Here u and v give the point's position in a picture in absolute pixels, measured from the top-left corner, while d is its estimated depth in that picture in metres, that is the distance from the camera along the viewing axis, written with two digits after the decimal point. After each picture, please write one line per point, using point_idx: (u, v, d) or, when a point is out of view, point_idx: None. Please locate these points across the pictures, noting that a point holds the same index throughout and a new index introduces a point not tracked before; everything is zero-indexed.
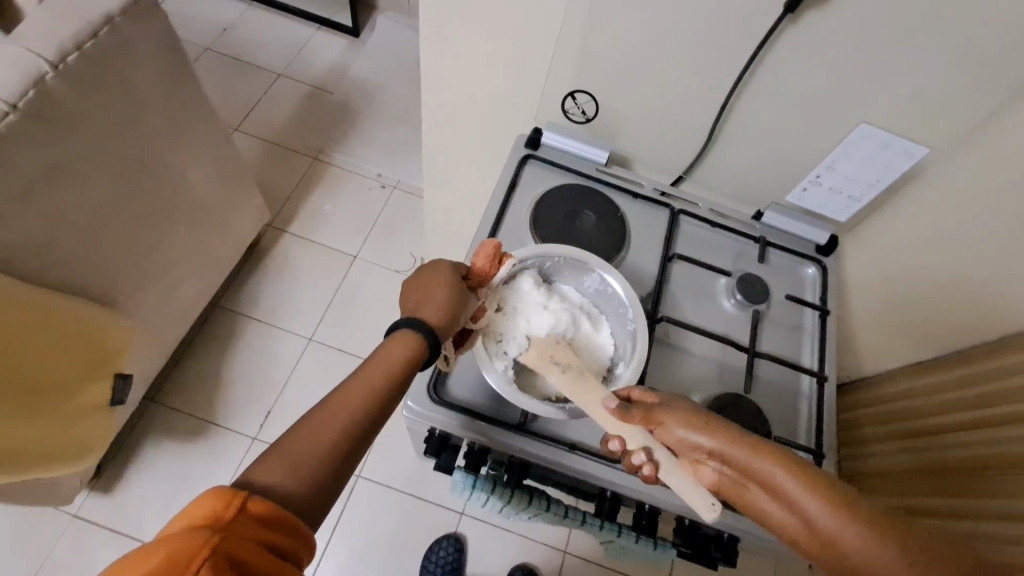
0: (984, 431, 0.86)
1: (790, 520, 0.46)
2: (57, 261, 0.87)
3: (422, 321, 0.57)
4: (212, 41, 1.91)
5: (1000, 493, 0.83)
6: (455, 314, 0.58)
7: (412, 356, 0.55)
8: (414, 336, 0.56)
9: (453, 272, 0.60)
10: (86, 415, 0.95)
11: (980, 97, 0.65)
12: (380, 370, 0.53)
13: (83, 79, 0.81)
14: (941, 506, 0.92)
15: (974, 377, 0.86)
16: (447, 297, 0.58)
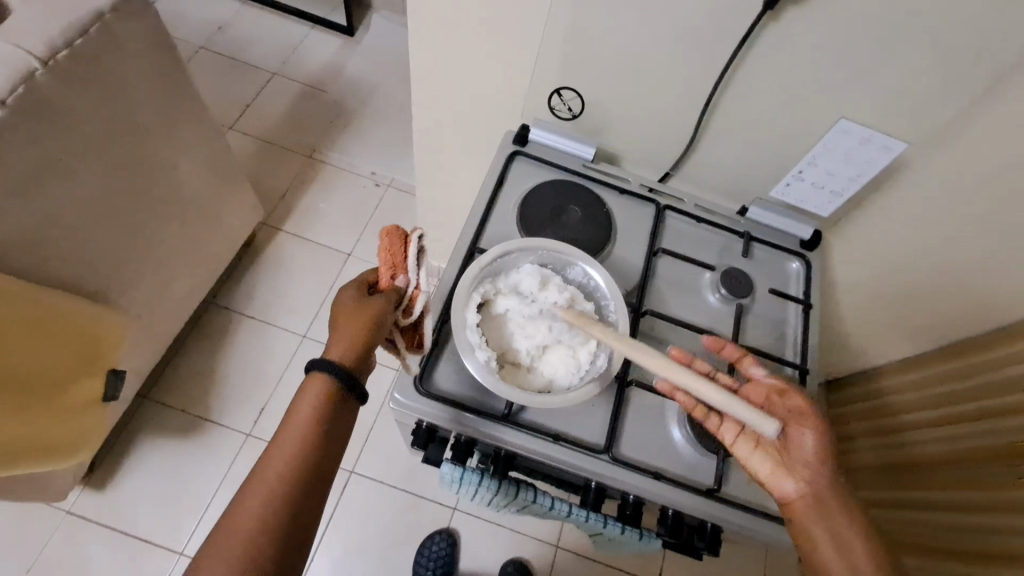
0: (950, 428, 0.92)
1: (808, 507, 0.62)
2: (48, 256, 0.88)
3: (331, 356, 0.58)
4: (206, 40, 1.91)
5: (962, 484, 0.89)
6: (368, 331, 0.58)
7: (326, 396, 0.56)
8: (318, 382, 0.56)
9: (353, 299, 0.60)
10: (78, 410, 0.96)
11: (956, 92, 0.67)
12: (299, 425, 0.55)
13: (73, 75, 0.82)
14: (913, 498, 0.98)
15: (949, 375, 0.93)
16: (353, 323, 0.58)
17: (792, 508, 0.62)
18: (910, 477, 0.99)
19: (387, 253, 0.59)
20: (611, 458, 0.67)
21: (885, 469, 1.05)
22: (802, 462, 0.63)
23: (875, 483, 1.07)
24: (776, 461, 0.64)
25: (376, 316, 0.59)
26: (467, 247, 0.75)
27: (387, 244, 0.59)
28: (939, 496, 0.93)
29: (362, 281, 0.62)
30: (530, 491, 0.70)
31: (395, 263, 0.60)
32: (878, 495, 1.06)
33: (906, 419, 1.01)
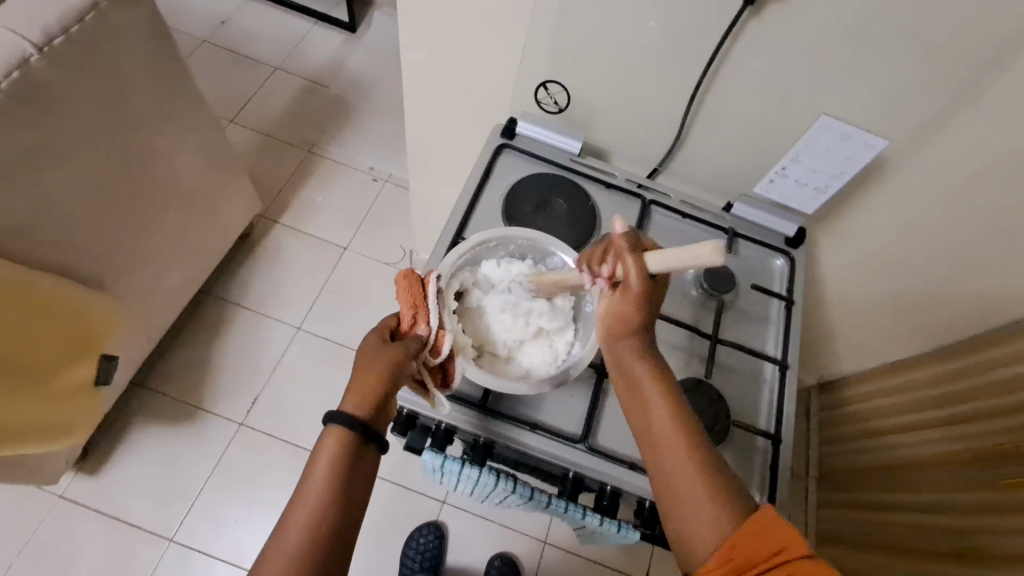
0: (944, 428, 0.97)
1: (664, 459, 0.52)
2: (40, 239, 0.89)
3: (348, 408, 0.55)
4: (210, 34, 1.94)
5: (950, 486, 0.92)
6: (388, 378, 0.57)
7: (342, 450, 0.54)
8: (334, 433, 0.54)
9: (377, 344, 0.59)
10: (68, 393, 0.97)
11: (935, 89, 0.67)
12: (318, 480, 0.52)
13: (67, 62, 0.83)
14: (900, 500, 1.01)
15: (946, 377, 0.98)
16: (372, 371, 0.56)
17: (653, 457, 0.53)
18: (894, 477, 1.04)
19: (409, 296, 0.61)
20: (587, 447, 0.68)
21: (876, 470, 1.10)
22: (659, 406, 0.54)
23: (868, 485, 1.11)
24: (635, 403, 0.56)
25: (397, 362, 0.58)
26: (450, 237, 0.76)
27: (408, 288, 0.61)
28: (920, 496, 0.97)
29: (386, 327, 0.61)
30: (510, 481, 0.68)
31: (416, 303, 0.61)
32: (868, 496, 1.10)
33: (896, 420, 1.07)
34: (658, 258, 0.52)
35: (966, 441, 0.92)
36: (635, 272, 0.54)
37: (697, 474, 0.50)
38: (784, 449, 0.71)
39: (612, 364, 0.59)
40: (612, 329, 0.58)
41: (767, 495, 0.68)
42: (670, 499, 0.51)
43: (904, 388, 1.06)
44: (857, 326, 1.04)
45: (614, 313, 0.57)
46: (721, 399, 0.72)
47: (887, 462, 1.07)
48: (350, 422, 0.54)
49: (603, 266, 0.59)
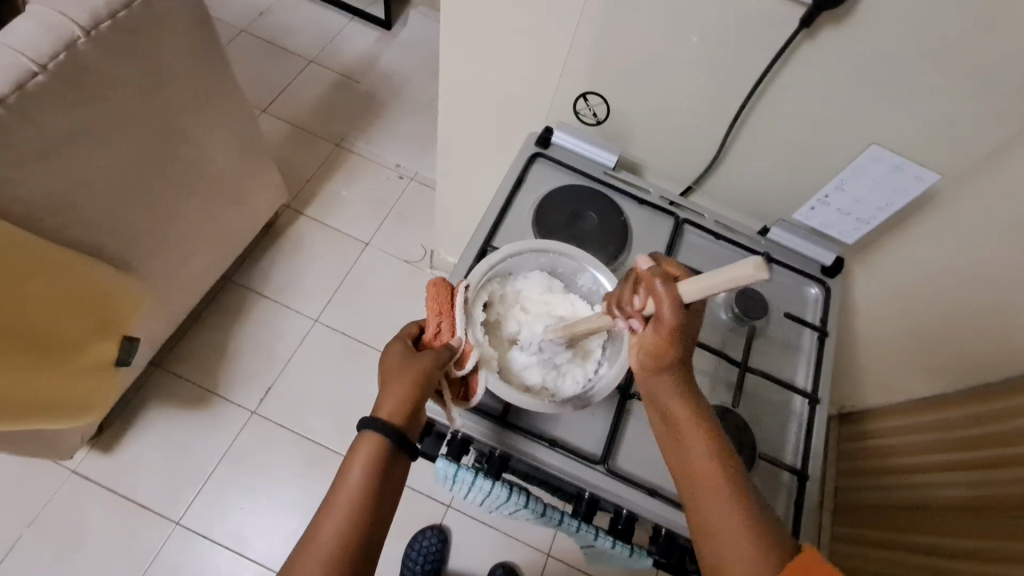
0: (965, 473, 0.93)
1: (701, 491, 0.52)
2: (74, 220, 0.91)
3: (383, 412, 0.56)
4: (247, 24, 1.96)
5: (964, 533, 0.89)
6: (419, 385, 0.57)
7: (374, 462, 0.54)
8: (367, 446, 0.54)
9: (403, 356, 0.59)
10: (90, 373, 0.98)
11: (995, 126, 0.64)
12: (348, 493, 0.53)
13: (113, 46, 0.84)
14: (908, 540, 0.99)
15: (977, 417, 0.94)
16: (404, 375, 0.57)
17: (689, 494, 0.53)
18: (914, 517, 1.00)
19: (434, 304, 0.62)
20: (606, 470, 0.66)
21: (896, 509, 1.06)
22: (694, 439, 0.54)
23: (884, 523, 1.07)
24: (670, 438, 0.56)
25: (427, 369, 0.58)
26: (480, 245, 0.75)
27: (433, 294, 0.62)
28: (938, 541, 0.93)
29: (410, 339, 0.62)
30: (523, 495, 0.67)
31: (441, 310, 0.62)
32: (883, 534, 1.06)
33: (922, 460, 1.02)
34: (691, 287, 0.47)
35: (988, 487, 0.88)
36: (668, 301, 0.50)
37: (735, 509, 0.50)
38: (810, 486, 0.69)
39: (646, 395, 0.58)
40: (644, 364, 0.56)
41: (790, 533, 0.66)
42: (705, 531, 0.51)
43: (935, 427, 1.01)
44: (889, 362, 1.00)
45: (647, 347, 0.55)
46: (747, 430, 0.70)
47: (908, 501, 1.02)
48: (385, 425, 0.55)
49: (637, 298, 0.54)
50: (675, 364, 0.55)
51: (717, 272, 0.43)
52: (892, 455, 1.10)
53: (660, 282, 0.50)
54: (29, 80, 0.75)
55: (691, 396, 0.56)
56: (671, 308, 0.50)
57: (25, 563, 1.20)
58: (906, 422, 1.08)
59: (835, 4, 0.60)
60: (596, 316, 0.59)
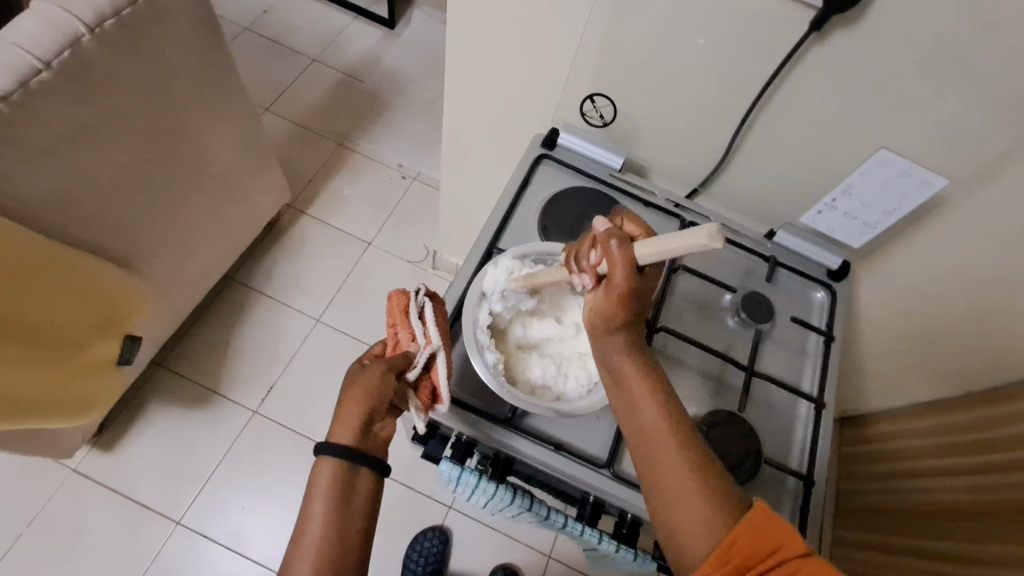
0: (970, 478, 0.92)
1: (651, 452, 0.51)
2: (77, 218, 0.90)
3: (335, 432, 0.57)
4: (251, 22, 1.95)
5: (965, 538, 0.89)
6: (367, 395, 0.57)
7: (337, 482, 0.54)
8: (318, 501, 0.53)
9: (354, 371, 0.60)
10: (92, 371, 0.98)
11: (1005, 132, 0.64)
12: (312, 534, 0.52)
13: (117, 43, 0.84)
14: (909, 546, 0.98)
15: (982, 422, 0.93)
16: (352, 388, 0.58)
17: (641, 453, 0.52)
18: (917, 522, 0.99)
19: (390, 315, 0.64)
20: (611, 474, 0.65)
21: (898, 513, 1.05)
22: (644, 397, 0.54)
23: (886, 527, 1.06)
24: (622, 397, 0.55)
25: (377, 376, 0.59)
26: (484, 247, 0.75)
27: (389, 307, 0.64)
28: (940, 545, 0.92)
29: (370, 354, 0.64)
30: (527, 498, 0.67)
31: (395, 320, 0.64)
32: (884, 538, 1.05)
33: (927, 464, 1.01)
34: (648, 249, 0.49)
35: (992, 493, 0.87)
36: (622, 264, 0.51)
37: (683, 466, 0.50)
38: (815, 491, 0.68)
39: (598, 357, 0.58)
40: (597, 324, 0.56)
41: None
42: (655, 493, 0.50)
43: (940, 431, 1.01)
44: (894, 367, 1.00)
45: (599, 306, 0.55)
46: (754, 435, 0.69)
47: (911, 506, 1.02)
48: (333, 449, 0.55)
49: (592, 257, 0.57)
50: (627, 323, 0.55)
51: (671, 237, 0.46)
52: (894, 459, 1.10)
53: (615, 243, 0.52)
54: (33, 78, 0.75)
55: (639, 355, 0.56)
56: (624, 270, 0.51)
57: (26, 561, 1.20)
58: (909, 426, 1.07)
59: (845, 7, 0.60)
60: (555, 270, 0.61)
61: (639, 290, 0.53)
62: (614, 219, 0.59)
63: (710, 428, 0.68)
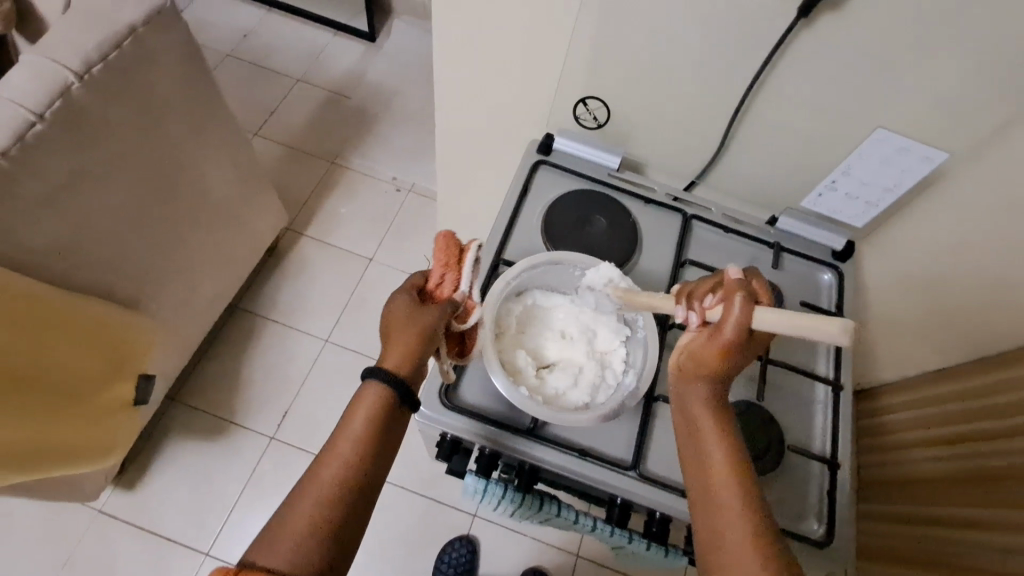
0: (987, 444, 0.91)
1: (711, 485, 0.50)
2: (82, 263, 0.90)
3: (382, 368, 0.54)
4: (232, 47, 1.95)
5: (990, 503, 0.88)
6: (424, 344, 0.54)
7: (381, 406, 0.52)
8: (338, 456, 0.50)
9: (411, 315, 0.55)
10: (111, 414, 0.98)
11: (1000, 103, 0.64)
12: (351, 433, 0.51)
13: (107, 88, 0.85)
14: (933, 515, 0.97)
15: (989, 387, 0.93)
16: (407, 333, 0.54)
17: (699, 481, 0.51)
18: (937, 489, 0.98)
19: (441, 254, 0.55)
20: (638, 475, 0.66)
21: (919, 483, 1.03)
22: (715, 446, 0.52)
23: (902, 497, 1.06)
24: (690, 434, 0.54)
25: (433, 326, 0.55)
26: (491, 259, 0.75)
27: (441, 245, 0.55)
28: (962, 511, 0.92)
29: (412, 287, 0.57)
30: (556, 505, 0.70)
31: (447, 261, 0.56)
32: (902, 508, 1.05)
33: (942, 432, 1.00)
34: (770, 318, 0.46)
35: (1010, 458, 0.87)
36: (735, 320, 0.49)
37: (743, 526, 0.47)
38: (842, 474, 0.69)
39: (676, 399, 0.57)
40: (688, 364, 0.55)
41: (826, 525, 0.66)
42: (706, 510, 0.49)
43: (952, 398, 0.99)
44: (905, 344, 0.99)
45: (696, 353, 0.54)
46: (774, 423, 0.69)
47: (928, 474, 1.01)
48: (386, 383, 0.52)
49: (707, 301, 0.54)
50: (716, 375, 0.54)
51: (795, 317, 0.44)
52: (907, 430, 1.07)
53: (740, 294, 0.49)
54: (29, 130, 0.77)
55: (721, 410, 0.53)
56: (736, 323, 0.49)
57: None
58: (918, 395, 1.05)
59: None
60: (664, 300, 0.59)
61: (746, 348, 0.51)
62: (750, 270, 0.54)
63: None
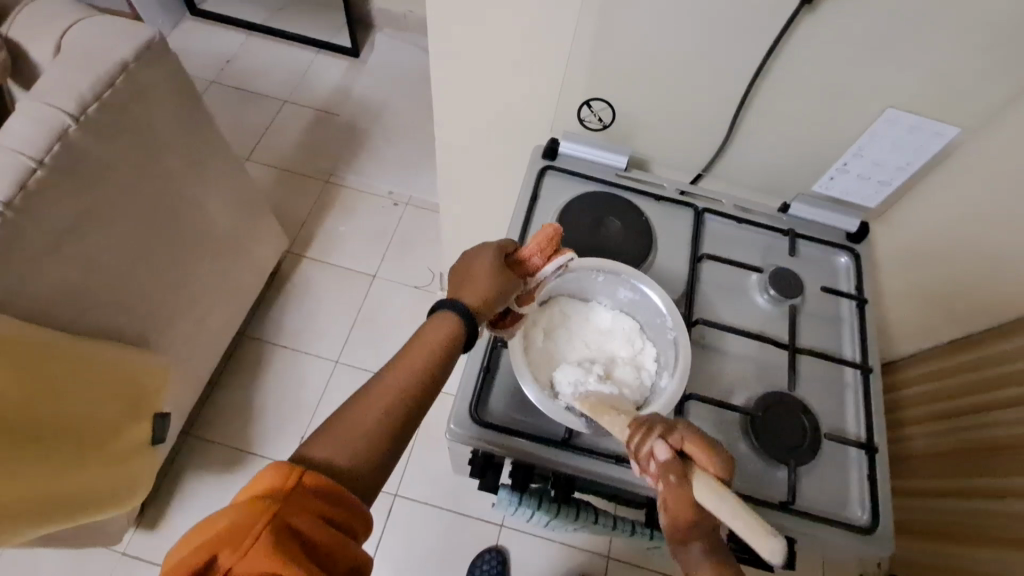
0: (988, 416, 0.92)
1: None
2: (91, 307, 0.89)
3: (461, 305, 0.59)
4: (216, 74, 1.94)
5: (1001, 472, 0.89)
6: (497, 303, 0.60)
7: (448, 336, 0.58)
8: (405, 370, 0.57)
9: (500, 274, 0.60)
10: (131, 456, 0.97)
11: (1009, 75, 0.64)
12: (420, 352, 0.58)
13: (104, 128, 0.84)
14: (955, 488, 0.98)
15: (976, 362, 0.92)
16: (489, 286, 0.60)
17: None
18: (962, 463, 0.96)
19: (548, 237, 0.62)
20: None
21: (930, 455, 1.04)
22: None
23: (926, 472, 1.04)
24: None
25: (510, 293, 0.61)
26: None
27: (549, 231, 0.62)
28: (989, 481, 0.91)
29: (504, 250, 0.62)
30: (592, 512, 0.71)
31: (549, 245, 0.62)
32: (929, 483, 1.03)
33: (943, 407, 1.00)
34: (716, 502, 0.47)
35: (1012, 429, 0.87)
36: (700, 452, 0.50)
37: None
38: (879, 457, 0.68)
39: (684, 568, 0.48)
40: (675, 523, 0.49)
41: (870, 512, 0.65)
42: None
43: (943, 375, 0.98)
44: (911, 328, 0.95)
45: (681, 507, 0.49)
46: (807, 411, 0.69)
47: (951, 447, 0.99)
48: (461, 316, 0.59)
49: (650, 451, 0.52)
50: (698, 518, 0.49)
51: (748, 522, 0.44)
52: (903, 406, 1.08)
53: (685, 428, 0.51)
54: (29, 177, 0.75)
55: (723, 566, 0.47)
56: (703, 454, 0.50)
57: None
58: (909, 373, 1.04)
59: None
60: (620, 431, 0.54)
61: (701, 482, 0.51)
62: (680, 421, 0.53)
63: (765, 411, 0.68)
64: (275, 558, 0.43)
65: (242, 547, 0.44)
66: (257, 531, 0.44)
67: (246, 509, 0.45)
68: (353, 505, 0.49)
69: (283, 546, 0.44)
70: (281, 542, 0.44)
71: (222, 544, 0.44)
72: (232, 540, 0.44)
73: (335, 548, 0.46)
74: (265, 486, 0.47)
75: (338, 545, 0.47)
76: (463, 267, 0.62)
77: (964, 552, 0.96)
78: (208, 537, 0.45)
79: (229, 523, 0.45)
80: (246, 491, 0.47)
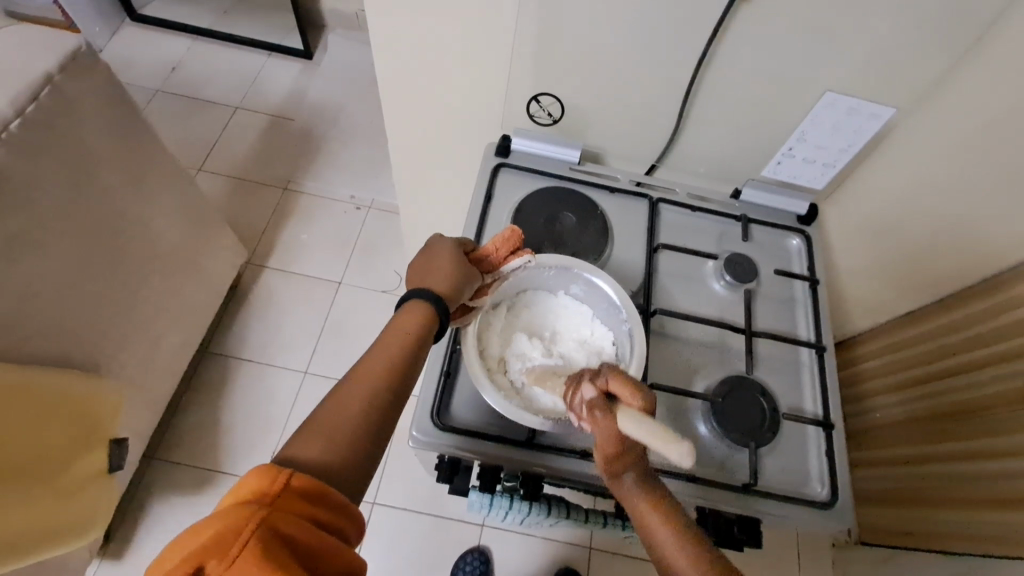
0: (933, 384, 0.94)
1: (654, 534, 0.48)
2: (29, 334, 0.85)
3: (424, 290, 0.60)
4: (161, 83, 1.87)
5: (950, 437, 0.91)
6: (454, 292, 0.61)
7: (423, 322, 0.58)
8: (391, 350, 0.56)
9: (459, 263, 0.62)
10: (87, 485, 0.93)
11: (934, 53, 0.66)
12: (399, 334, 0.57)
13: (29, 145, 0.80)
14: (910, 455, 1.01)
15: (921, 336, 0.94)
16: (445, 275, 0.61)
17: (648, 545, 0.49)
18: (918, 431, 0.99)
19: (508, 240, 0.65)
20: None
21: (887, 424, 1.07)
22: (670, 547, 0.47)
23: (884, 441, 1.07)
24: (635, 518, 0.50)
25: (466, 283, 0.62)
26: None
27: (508, 234, 0.65)
28: (940, 447, 0.93)
29: (463, 245, 0.65)
30: (563, 507, 0.71)
31: (508, 246, 0.65)
32: (888, 452, 1.06)
33: (889, 379, 1.04)
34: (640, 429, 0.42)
35: (959, 393, 0.89)
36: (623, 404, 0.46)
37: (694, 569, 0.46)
38: (835, 433, 0.70)
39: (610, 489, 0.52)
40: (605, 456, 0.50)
41: (829, 487, 0.67)
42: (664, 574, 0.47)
43: (890, 350, 1.01)
44: (863, 306, 0.98)
45: (601, 443, 0.48)
46: (765, 392, 0.70)
47: (909, 416, 1.00)
48: (426, 300, 0.59)
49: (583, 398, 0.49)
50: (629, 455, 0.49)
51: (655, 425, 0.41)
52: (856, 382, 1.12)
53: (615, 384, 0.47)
54: None
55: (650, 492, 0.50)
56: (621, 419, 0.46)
57: None
58: (870, 348, 1.05)
59: None
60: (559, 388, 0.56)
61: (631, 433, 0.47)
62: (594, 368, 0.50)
63: (724, 398, 0.68)
64: (265, 568, 0.41)
65: (229, 557, 0.41)
66: (245, 538, 0.42)
67: (233, 516, 0.43)
68: (343, 507, 0.47)
69: (273, 554, 0.42)
70: (273, 549, 0.42)
71: (207, 555, 0.41)
72: (218, 551, 0.41)
73: (328, 552, 0.45)
74: (251, 491, 0.44)
75: (332, 550, 0.45)
76: (418, 256, 0.64)
77: (923, 516, 0.99)
78: (191, 548, 0.42)
79: (214, 533, 0.42)
80: (231, 497, 0.45)
